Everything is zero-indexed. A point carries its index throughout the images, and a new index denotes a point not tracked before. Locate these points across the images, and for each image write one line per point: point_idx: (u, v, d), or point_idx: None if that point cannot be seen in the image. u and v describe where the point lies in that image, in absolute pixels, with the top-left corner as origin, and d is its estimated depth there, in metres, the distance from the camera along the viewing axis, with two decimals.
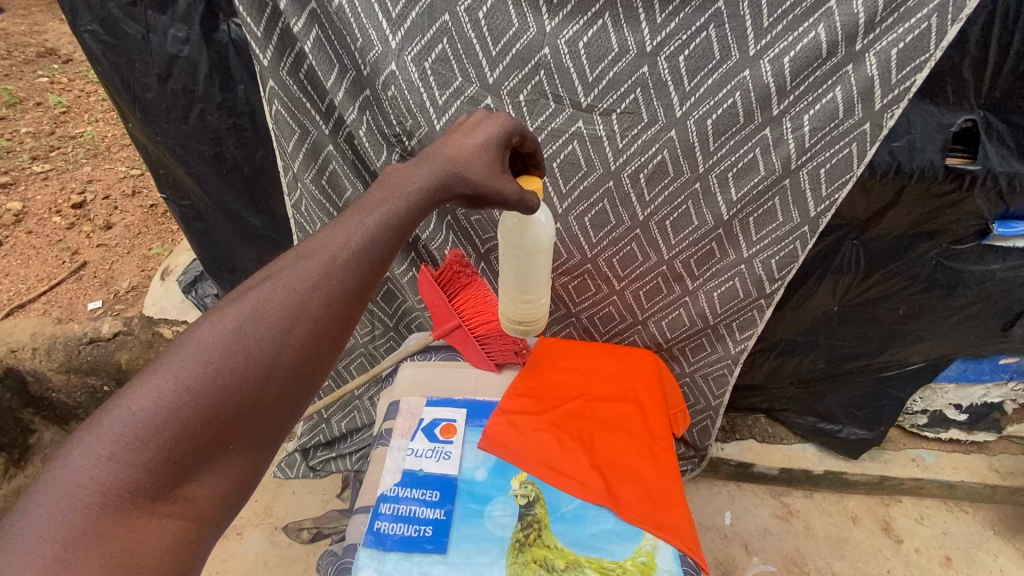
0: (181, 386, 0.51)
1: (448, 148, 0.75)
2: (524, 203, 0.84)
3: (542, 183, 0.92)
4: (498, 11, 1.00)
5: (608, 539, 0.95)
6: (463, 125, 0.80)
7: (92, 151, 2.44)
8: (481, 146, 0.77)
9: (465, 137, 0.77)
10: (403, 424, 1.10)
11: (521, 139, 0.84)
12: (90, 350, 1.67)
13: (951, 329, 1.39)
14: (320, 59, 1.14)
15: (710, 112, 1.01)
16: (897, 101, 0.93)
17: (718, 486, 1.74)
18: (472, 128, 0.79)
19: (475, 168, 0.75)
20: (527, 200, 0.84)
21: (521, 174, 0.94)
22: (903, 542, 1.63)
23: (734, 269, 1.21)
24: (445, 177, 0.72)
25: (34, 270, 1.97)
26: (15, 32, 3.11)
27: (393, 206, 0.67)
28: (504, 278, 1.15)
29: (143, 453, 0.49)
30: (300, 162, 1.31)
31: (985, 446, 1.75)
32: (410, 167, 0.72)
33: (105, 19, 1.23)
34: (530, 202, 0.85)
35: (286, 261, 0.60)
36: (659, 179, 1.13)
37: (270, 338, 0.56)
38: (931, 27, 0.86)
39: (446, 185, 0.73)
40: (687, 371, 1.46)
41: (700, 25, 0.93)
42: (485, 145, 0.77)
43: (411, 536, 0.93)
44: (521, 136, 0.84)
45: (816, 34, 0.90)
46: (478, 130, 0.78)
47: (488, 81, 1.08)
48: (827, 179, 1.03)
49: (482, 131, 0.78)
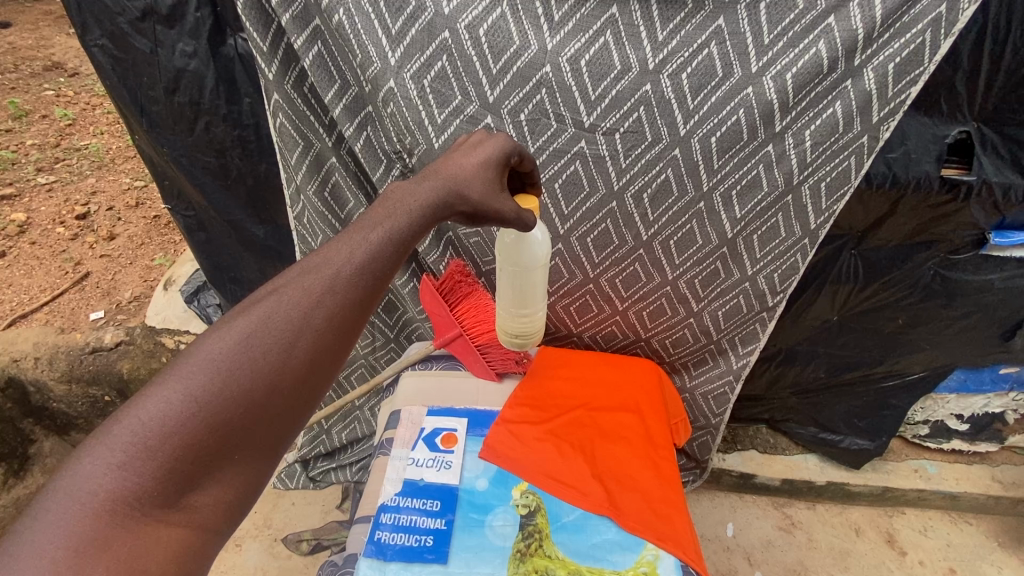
0: (189, 397, 0.52)
1: (449, 166, 0.76)
2: (522, 220, 0.85)
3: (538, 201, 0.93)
4: (499, 29, 1.02)
5: (610, 549, 0.95)
6: (464, 145, 0.82)
7: (97, 163, 2.47)
8: (480, 165, 0.78)
9: (465, 156, 0.78)
10: (404, 433, 1.10)
11: (519, 159, 0.86)
12: (93, 360, 1.67)
13: (950, 339, 1.40)
14: (320, 75, 1.16)
15: (714, 129, 1.02)
16: (893, 114, 0.94)
17: (720, 498, 1.73)
18: (472, 148, 0.80)
19: (475, 186, 0.77)
20: (525, 218, 0.85)
21: (518, 192, 0.95)
22: (908, 554, 1.62)
23: (739, 286, 1.22)
24: (445, 193, 0.73)
25: (37, 280, 1.98)
26: (23, 46, 3.15)
27: (395, 222, 0.68)
28: (500, 295, 1.17)
29: (152, 462, 0.49)
30: (303, 174, 1.32)
31: (988, 456, 1.75)
32: (411, 184, 0.73)
33: (115, 33, 1.25)
34: (527, 219, 0.86)
35: (290, 275, 0.61)
36: (663, 198, 1.14)
37: (276, 351, 0.56)
38: (926, 41, 0.87)
39: (447, 202, 0.74)
40: (688, 387, 1.46)
41: (701, 43, 0.95)
42: (485, 164, 0.79)
43: (412, 546, 0.92)
44: (520, 156, 0.85)
45: (816, 50, 0.91)
46: (479, 150, 0.80)
47: (488, 99, 1.09)
48: (827, 193, 1.05)
49: (482, 151, 0.80)
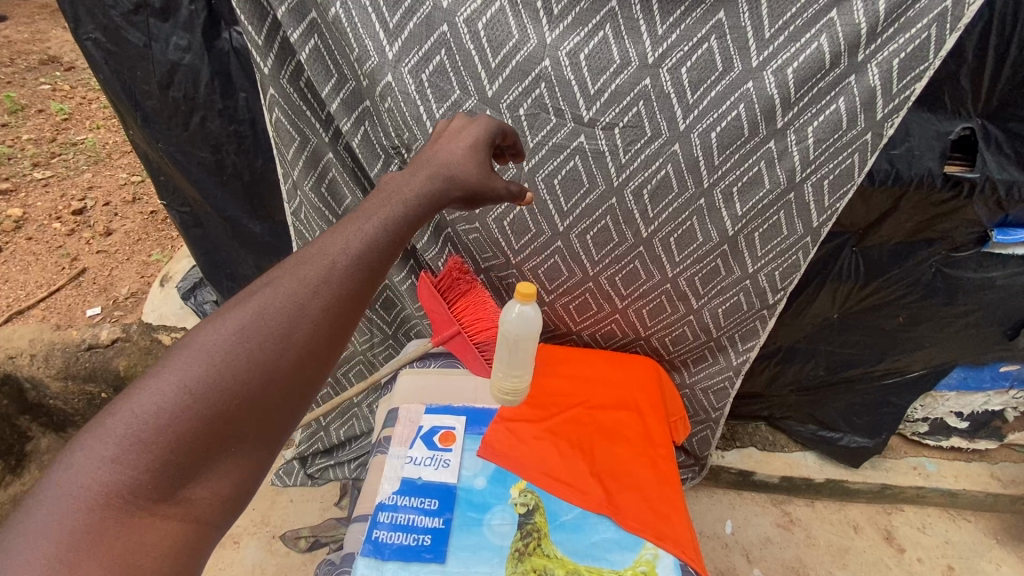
0: (183, 388, 0.51)
1: (440, 152, 0.78)
2: (513, 193, 0.86)
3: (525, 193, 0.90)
4: (497, 23, 1.00)
5: (609, 548, 0.95)
6: (448, 131, 0.84)
7: (93, 158, 2.45)
8: (470, 147, 0.80)
9: (453, 141, 0.80)
10: (402, 431, 1.09)
11: (503, 137, 0.88)
12: (89, 356, 1.67)
13: (950, 337, 1.39)
14: (317, 70, 1.14)
15: (715, 124, 1.01)
16: (897, 110, 0.93)
17: (718, 495, 1.73)
18: (458, 133, 0.82)
19: (467, 166, 0.78)
20: (515, 189, 0.87)
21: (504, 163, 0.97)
22: (906, 552, 1.61)
23: (739, 283, 1.21)
24: (440, 181, 0.75)
25: (34, 276, 1.97)
26: (19, 40, 3.13)
27: (391, 212, 0.68)
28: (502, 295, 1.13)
29: (147, 454, 0.49)
30: (300, 170, 1.30)
31: (987, 454, 1.74)
32: (405, 173, 0.74)
33: (108, 27, 1.23)
34: (518, 190, 0.88)
35: (286, 266, 0.60)
36: (663, 194, 1.12)
37: (271, 342, 0.55)
38: (931, 36, 0.86)
39: (442, 183, 0.75)
40: (687, 383, 1.46)
41: (702, 36, 0.94)
42: (475, 147, 0.81)
43: (410, 545, 0.91)
44: (503, 134, 0.88)
45: (819, 44, 0.90)
46: (466, 134, 0.82)
47: (487, 94, 1.08)
48: (829, 190, 1.04)
49: (470, 134, 0.82)
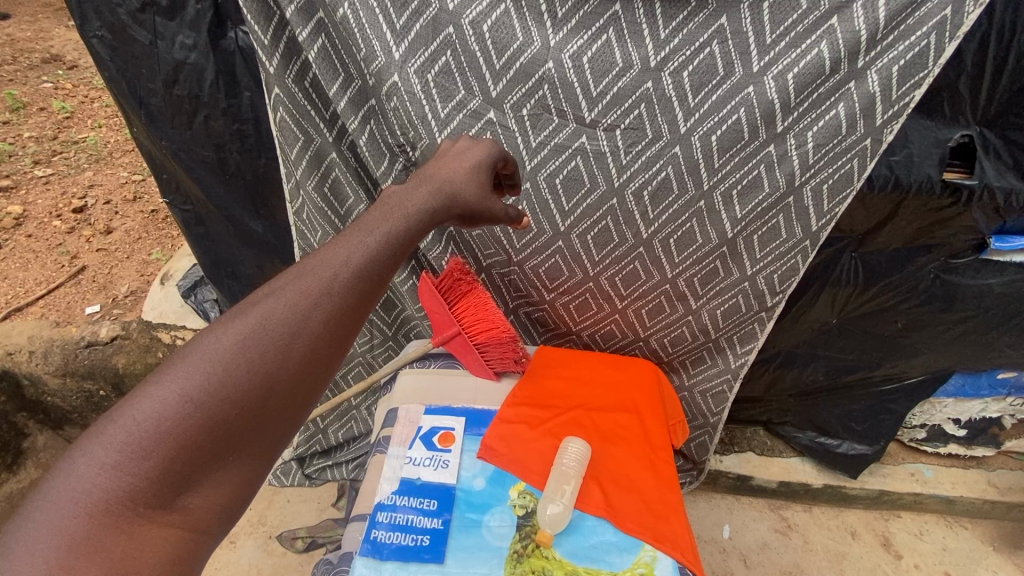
0: (184, 397, 0.50)
1: (444, 170, 0.82)
2: (507, 215, 0.92)
3: (513, 215, 0.95)
4: (502, 25, 1.01)
5: (607, 551, 0.94)
6: (453, 150, 0.88)
7: (94, 156, 2.45)
8: (472, 168, 0.85)
9: (457, 161, 0.85)
10: (402, 431, 1.09)
11: (502, 162, 0.93)
12: (88, 354, 1.69)
13: (948, 343, 1.40)
14: (323, 68, 1.15)
15: (715, 128, 1.02)
16: (896, 117, 0.94)
17: (716, 499, 1.74)
18: (462, 152, 0.87)
19: (470, 187, 0.83)
20: (511, 211, 0.93)
21: (501, 188, 1.05)
22: (903, 558, 1.62)
23: (738, 286, 1.22)
24: (442, 196, 0.78)
25: (34, 273, 1.95)
26: (21, 38, 3.13)
27: (392, 227, 0.69)
28: (569, 445, 1.06)
29: (147, 462, 0.48)
30: (303, 170, 1.31)
31: (984, 461, 1.74)
32: (410, 189, 0.77)
33: (115, 25, 1.23)
34: (513, 212, 0.94)
35: (288, 276, 0.61)
36: (663, 196, 1.13)
37: (273, 351, 0.56)
38: (930, 44, 0.87)
39: (444, 202, 0.78)
40: (686, 385, 1.46)
41: (703, 42, 0.94)
42: (475, 167, 0.86)
43: (408, 545, 0.91)
44: (503, 159, 0.93)
45: (819, 51, 0.91)
46: (468, 155, 0.87)
47: (491, 94, 1.09)
48: (828, 195, 1.05)
49: (471, 155, 0.87)
